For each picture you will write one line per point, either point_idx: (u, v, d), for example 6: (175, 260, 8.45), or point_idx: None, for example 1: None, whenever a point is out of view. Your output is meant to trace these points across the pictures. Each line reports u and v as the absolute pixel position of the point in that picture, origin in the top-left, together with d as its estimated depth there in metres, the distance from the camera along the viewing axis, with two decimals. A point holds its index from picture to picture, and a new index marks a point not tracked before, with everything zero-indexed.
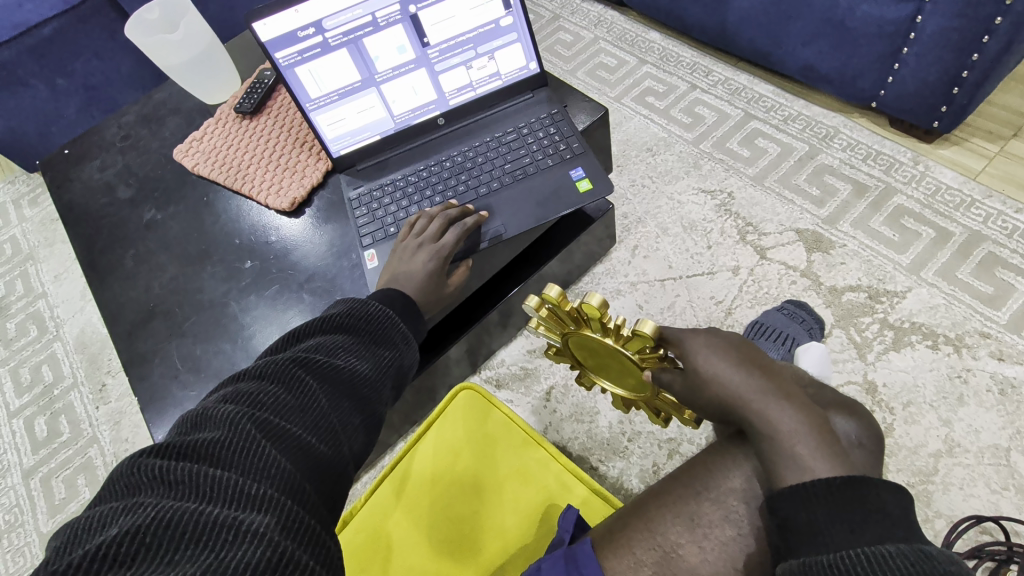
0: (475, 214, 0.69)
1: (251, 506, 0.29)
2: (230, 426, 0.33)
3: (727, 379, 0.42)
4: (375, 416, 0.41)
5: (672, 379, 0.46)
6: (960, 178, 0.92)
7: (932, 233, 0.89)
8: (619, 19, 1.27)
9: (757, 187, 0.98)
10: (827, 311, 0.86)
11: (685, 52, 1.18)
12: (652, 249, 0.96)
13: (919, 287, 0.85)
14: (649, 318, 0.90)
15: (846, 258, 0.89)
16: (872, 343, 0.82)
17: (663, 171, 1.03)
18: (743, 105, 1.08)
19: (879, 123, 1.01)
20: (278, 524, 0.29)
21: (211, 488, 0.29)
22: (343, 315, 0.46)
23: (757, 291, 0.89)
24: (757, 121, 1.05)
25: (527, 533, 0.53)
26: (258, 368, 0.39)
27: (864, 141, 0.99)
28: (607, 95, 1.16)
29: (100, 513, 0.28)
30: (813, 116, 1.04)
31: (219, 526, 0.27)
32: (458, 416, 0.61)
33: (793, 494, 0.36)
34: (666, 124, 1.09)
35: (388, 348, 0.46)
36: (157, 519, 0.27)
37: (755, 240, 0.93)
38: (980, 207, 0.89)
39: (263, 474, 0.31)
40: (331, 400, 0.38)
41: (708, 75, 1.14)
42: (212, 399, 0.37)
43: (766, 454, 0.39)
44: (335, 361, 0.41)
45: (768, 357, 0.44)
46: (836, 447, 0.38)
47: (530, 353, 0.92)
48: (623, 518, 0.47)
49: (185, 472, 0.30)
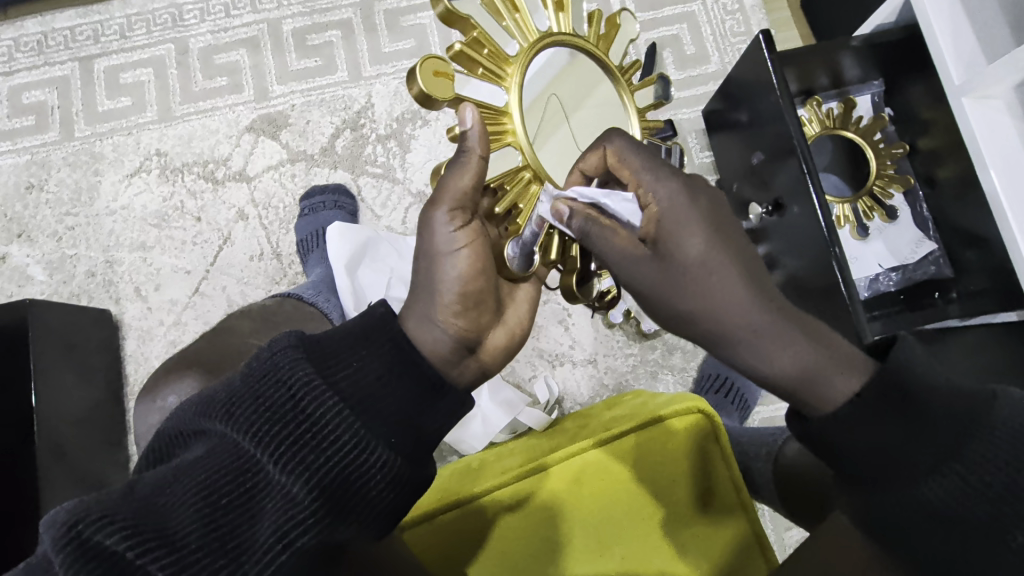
0: (466, 107, 0.53)
1: (262, 544, 0.44)
2: (195, 506, 0.44)
3: (694, 241, 0.52)
4: (342, 499, 0.47)
5: (690, 237, 0.52)
6: (311, 53, 1.25)
7: (349, 130, 1.24)
8: (38, 22, 1.23)
9: (210, 84, 1.24)
10: (345, 174, 1.23)
11: (136, 31, 1.25)
12: (156, 201, 1.21)
13: (395, 151, 1.24)
14: (269, 211, 1.21)
15: (321, 135, 1.23)
16: (389, 190, 1.23)
17: (58, 196, 1.20)
18: (147, 48, 1.24)
19: (432, 47, 1.26)
20: (238, 566, 0.43)
21: (195, 550, 0.42)
22: (295, 398, 0.48)
23: (275, 170, 1.22)
24: (167, 55, 1.24)
25: (644, 532, 0.78)
26: (203, 422, 0.49)
27: (342, 58, 1.25)
28: (49, 139, 1.22)
29: (97, 541, 0.40)
30: (452, 39, 1.27)
31: (199, 561, 0.42)
32: (479, 470, 0.90)
33: (860, 405, 0.48)
34: (11, 133, 1.21)
35: (355, 431, 0.48)
36: (150, 550, 0.41)
37: (250, 107, 1.23)
38: (378, 77, 1.25)
39: (234, 543, 0.44)
40: (285, 476, 0.46)
41: (185, 52, 1.24)
42: (175, 435, 0.51)
43: (796, 383, 0.50)
44: (295, 444, 0.47)
45: (726, 285, 0.51)
46: (825, 351, 0.50)
47: (162, 342, 1.17)
48: (449, 484, 0.87)
49: (159, 539, 0.42)
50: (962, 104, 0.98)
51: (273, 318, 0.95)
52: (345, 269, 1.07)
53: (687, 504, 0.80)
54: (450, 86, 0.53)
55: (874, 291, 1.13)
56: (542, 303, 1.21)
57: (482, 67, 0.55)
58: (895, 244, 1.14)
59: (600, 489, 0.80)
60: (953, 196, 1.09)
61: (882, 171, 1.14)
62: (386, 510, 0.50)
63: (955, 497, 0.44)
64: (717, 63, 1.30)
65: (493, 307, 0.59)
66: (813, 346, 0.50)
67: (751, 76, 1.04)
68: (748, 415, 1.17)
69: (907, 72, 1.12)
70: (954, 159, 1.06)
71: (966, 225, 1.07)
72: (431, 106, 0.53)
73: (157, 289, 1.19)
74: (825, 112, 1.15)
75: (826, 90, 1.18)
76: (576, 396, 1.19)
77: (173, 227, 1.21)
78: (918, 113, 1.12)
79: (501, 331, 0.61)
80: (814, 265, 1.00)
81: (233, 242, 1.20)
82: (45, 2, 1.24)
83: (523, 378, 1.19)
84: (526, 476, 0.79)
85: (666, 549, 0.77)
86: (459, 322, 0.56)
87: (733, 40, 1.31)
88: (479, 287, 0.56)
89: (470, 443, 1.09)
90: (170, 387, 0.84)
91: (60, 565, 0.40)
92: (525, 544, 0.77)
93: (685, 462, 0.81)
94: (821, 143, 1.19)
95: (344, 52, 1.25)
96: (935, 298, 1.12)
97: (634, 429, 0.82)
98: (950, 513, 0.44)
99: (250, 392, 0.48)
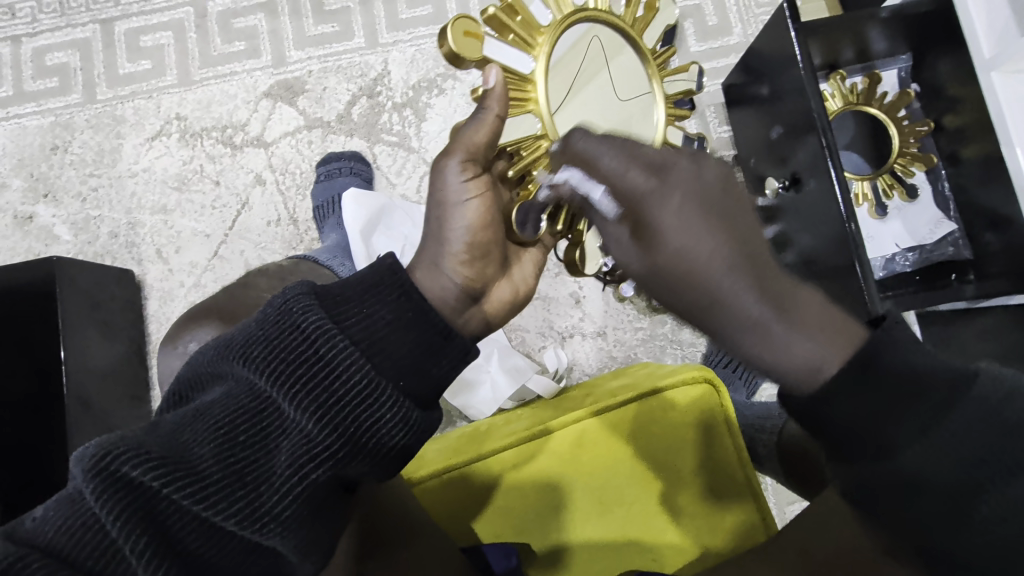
0: (491, 69, 0.53)
1: (277, 477, 0.48)
2: (214, 442, 0.47)
3: (691, 245, 0.47)
4: (354, 437, 0.50)
5: (685, 244, 0.47)
6: (328, 17, 1.24)
7: (366, 97, 1.24)
8: None
9: (228, 49, 1.24)
10: (361, 141, 1.23)
11: None
12: (176, 164, 1.23)
13: (412, 118, 1.24)
14: (286, 176, 1.23)
15: (337, 102, 1.24)
16: (404, 158, 1.23)
17: (81, 157, 1.23)
18: (166, 12, 1.25)
19: (449, 13, 1.25)
20: (256, 496, 0.47)
21: (215, 480, 0.46)
22: (309, 341, 0.50)
23: (293, 135, 1.23)
24: (185, 18, 1.25)
25: (643, 490, 0.81)
26: (222, 363, 0.52)
27: (359, 24, 1.25)
28: (72, 102, 1.23)
29: (122, 472, 0.43)
30: (470, 6, 1.25)
31: (220, 491, 0.46)
32: (478, 437, 0.92)
33: (855, 394, 0.44)
34: (35, 94, 1.23)
35: (366, 373, 0.50)
36: (173, 481, 0.44)
37: (269, 73, 1.24)
38: (395, 44, 1.25)
39: (251, 476, 0.47)
40: (300, 415, 0.49)
41: (204, 16, 1.25)
42: (193, 376, 0.54)
43: (792, 377, 0.46)
44: (308, 385, 0.49)
45: (723, 285, 0.47)
46: (832, 338, 0.46)
47: (183, 302, 1.20)
48: (452, 447, 0.90)
49: (183, 470, 0.45)
50: (991, 78, 0.97)
51: (286, 279, 0.97)
52: (360, 231, 1.09)
53: (691, 465, 0.82)
54: (479, 46, 0.53)
55: (889, 271, 1.12)
56: (554, 275, 1.22)
57: (513, 33, 0.55)
58: (913, 223, 1.13)
59: (603, 449, 0.82)
60: (976, 176, 1.06)
61: (904, 149, 1.12)
62: (393, 448, 0.52)
63: (925, 469, 0.42)
64: (740, 35, 1.27)
65: (499, 260, 0.60)
66: (786, 335, 0.46)
67: (773, 47, 1.02)
68: (755, 390, 1.18)
69: (936, 47, 1.08)
70: (979, 138, 1.04)
71: (988, 205, 1.05)
72: (460, 65, 0.53)
73: (178, 252, 1.22)
74: (850, 87, 1.14)
75: (851, 63, 1.15)
76: (585, 367, 1.21)
77: (193, 190, 1.23)
78: (946, 88, 1.09)
79: (505, 286, 0.62)
80: (826, 242, 1.00)
81: (251, 207, 1.22)
82: None
83: (533, 348, 1.20)
84: (531, 438, 0.82)
85: (664, 507, 0.80)
86: (466, 272, 0.58)
87: (757, 11, 1.27)
88: (486, 239, 0.57)
89: (479, 408, 1.11)
90: (189, 337, 0.87)
91: (91, 494, 0.43)
92: (524, 502, 0.80)
93: (690, 426, 0.83)
94: (843, 120, 1.16)
95: (361, 18, 1.25)
96: (951, 280, 1.11)
97: (641, 395, 0.83)
98: (919, 482, 0.42)
99: (266, 335, 0.50)
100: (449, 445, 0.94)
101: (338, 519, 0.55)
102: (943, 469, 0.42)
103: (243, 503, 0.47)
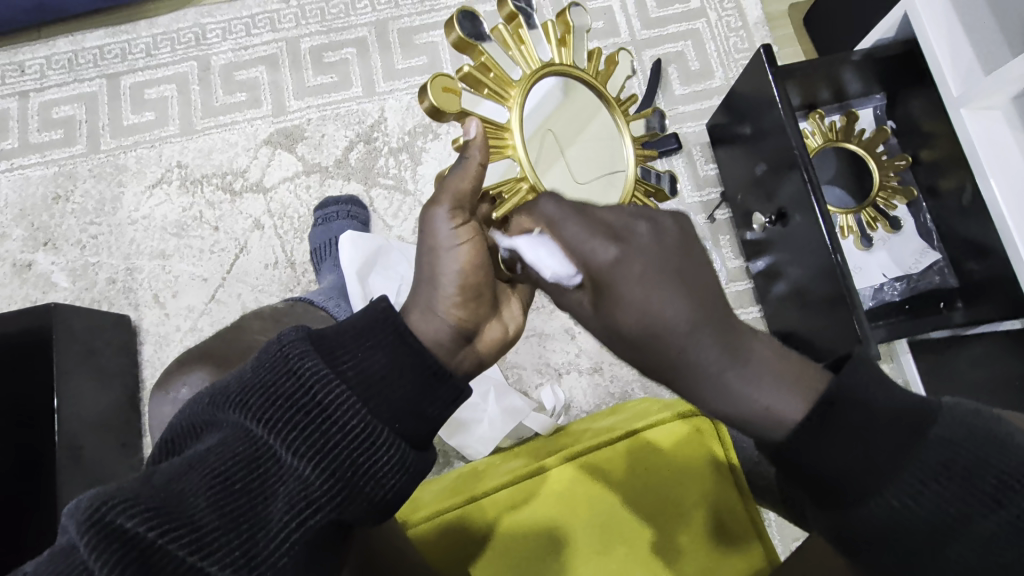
0: (470, 121, 0.55)
1: (274, 524, 0.47)
2: (211, 492, 0.46)
3: (658, 311, 0.50)
4: (350, 481, 0.50)
5: (664, 308, 0.50)
6: (326, 68, 1.30)
7: (363, 143, 1.28)
8: (68, 41, 1.30)
9: (229, 100, 1.29)
10: (358, 185, 1.27)
11: (162, 50, 1.30)
12: (175, 211, 1.25)
13: (407, 162, 1.28)
14: (285, 220, 1.25)
15: (335, 149, 1.28)
16: (400, 199, 1.26)
17: (82, 205, 1.25)
18: (170, 67, 1.30)
19: (444, 63, 1.30)
20: (255, 544, 0.46)
21: (213, 530, 0.45)
22: (305, 386, 0.50)
23: (292, 181, 1.27)
24: (188, 72, 1.30)
25: (643, 534, 0.79)
26: (217, 412, 0.52)
27: (356, 75, 1.30)
28: (76, 152, 1.27)
29: (119, 525, 0.42)
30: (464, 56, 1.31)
31: (219, 540, 0.45)
32: (471, 478, 0.91)
33: (828, 443, 0.45)
34: (40, 144, 1.27)
35: (363, 417, 0.50)
36: (170, 532, 0.43)
37: (269, 122, 1.28)
38: (390, 93, 1.29)
39: (249, 524, 0.46)
40: (298, 461, 0.49)
41: (207, 69, 1.30)
42: (187, 426, 0.53)
43: (761, 428, 0.49)
44: (306, 430, 0.49)
45: (682, 345, 0.50)
46: (798, 384, 0.49)
47: (178, 346, 1.20)
48: (446, 490, 0.90)
49: (180, 521, 0.44)
50: (961, 115, 1.00)
51: (284, 320, 0.98)
52: (357, 279, 1.09)
53: (690, 501, 0.81)
54: (457, 101, 0.55)
55: (879, 301, 1.14)
56: (549, 312, 1.23)
57: (486, 88, 0.58)
58: (898, 254, 1.16)
59: (601, 490, 0.81)
60: (956, 209, 1.10)
61: (885, 183, 1.17)
62: (391, 491, 0.52)
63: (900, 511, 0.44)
64: (721, 80, 1.33)
65: (491, 300, 0.61)
66: (741, 386, 0.49)
67: (754, 90, 1.06)
68: None
69: (909, 87, 1.14)
70: (956, 172, 1.08)
71: (970, 236, 1.08)
72: (440, 118, 0.55)
73: (175, 296, 1.22)
74: (829, 125, 1.18)
75: (829, 103, 1.20)
76: (582, 405, 1.20)
77: (191, 236, 1.24)
78: (921, 126, 1.14)
79: (497, 325, 0.64)
80: (814, 275, 1.02)
81: (249, 250, 1.24)
82: (77, 24, 1.31)
83: (530, 386, 1.20)
84: (528, 479, 0.82)
85: (664, 550, 0.78)
86: (459, 313, 0.59)
87: (737, 57, 1.34)
88: (479, 280, 0.59)
89: (476, 448, 1.10)
90: (185, 379, 0.87)
91: (84, 548, 0.42)
92: (522, 547, 0.78)
93: (685, 464, 0.82)
94: (824, 156, 1.20)
95: (358, 69, 1.30)
96: (940, 308, 1.12)
97: (632, 432, 0.84)
98: (898, 525, 0.44)
99: (262, 382, 0.51)
100: (443, 487, 0.93)
101: (334, 570, 0.53)
102: (909, 505, 0.43)
103: (239, 552, 0.45)
